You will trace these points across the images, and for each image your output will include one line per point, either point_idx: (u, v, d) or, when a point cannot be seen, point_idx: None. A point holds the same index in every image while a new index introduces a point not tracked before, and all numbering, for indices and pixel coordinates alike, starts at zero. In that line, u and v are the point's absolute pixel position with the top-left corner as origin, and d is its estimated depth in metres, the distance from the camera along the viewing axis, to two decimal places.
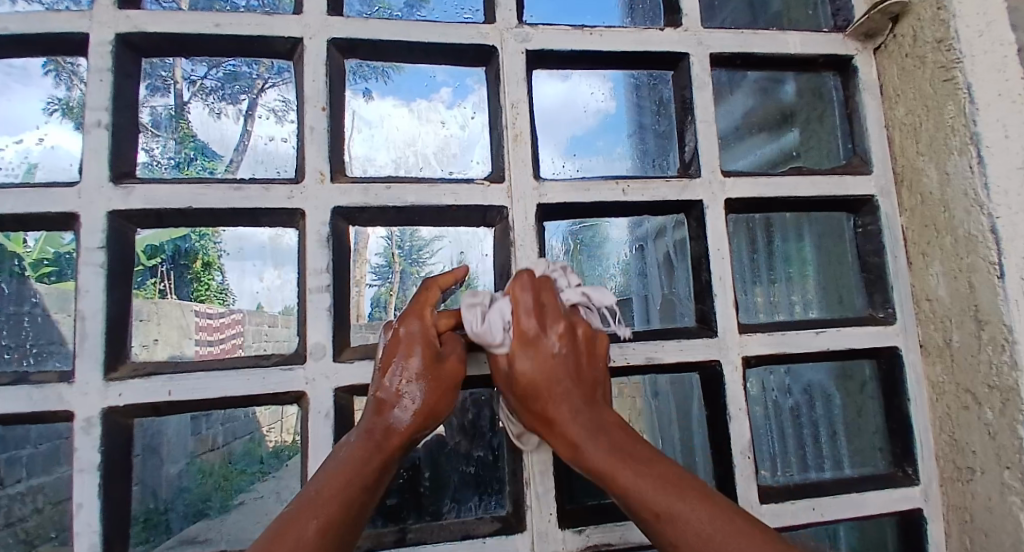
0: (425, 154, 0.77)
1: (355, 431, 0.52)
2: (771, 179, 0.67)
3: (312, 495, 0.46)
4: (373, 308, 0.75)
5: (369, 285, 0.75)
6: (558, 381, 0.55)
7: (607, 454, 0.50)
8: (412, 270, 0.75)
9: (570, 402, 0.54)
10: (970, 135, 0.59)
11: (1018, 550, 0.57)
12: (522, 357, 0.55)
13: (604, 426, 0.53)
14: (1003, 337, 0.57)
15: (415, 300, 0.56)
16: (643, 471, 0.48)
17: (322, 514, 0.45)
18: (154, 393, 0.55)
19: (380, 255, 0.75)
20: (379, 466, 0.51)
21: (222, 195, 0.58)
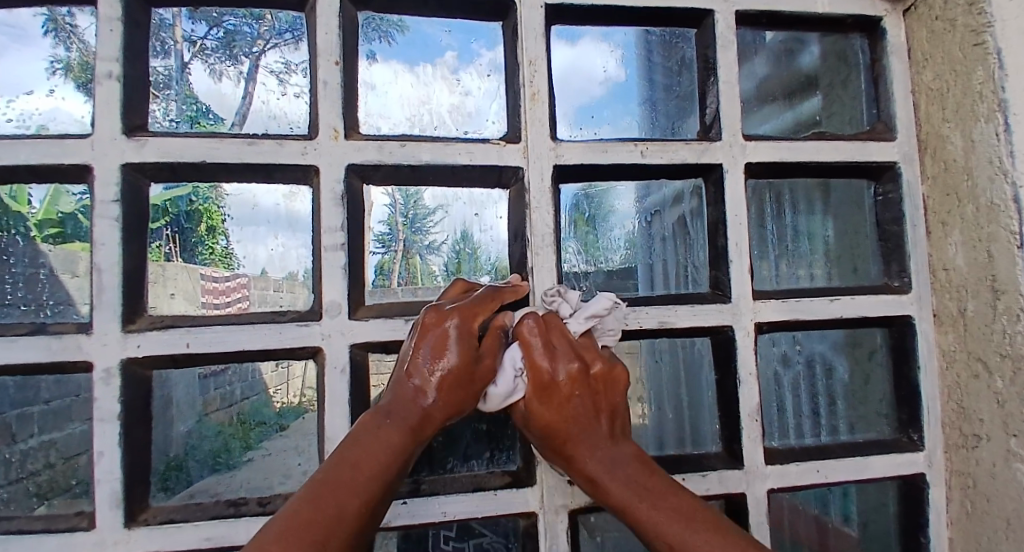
0: (440, 112, 0.70)
1: (388, 412, 0.52)
2: (793, 144, 0.66)
3: (348, 467, 0.47)
4: (377, 277, 0.68)
5: (372, 251, 0.68)
6: (571, 418, 0.55)
7: (629, 489, 0.53)
8: (415, 238, 0.72)
9: (591, 440, 0.56)
10: (998, 101, 0.58)
11: (1019, 514, 0.59)
12: (535, 401, 0.56)
13: (624, 459, 0.55)
14: (1019, 306, 0.57)
15: (472, 302, 0.54)
16: (659, 504, 0.51)
17: (361, 493, 0.46)
18: (172, 345, 0.56)
19: (384, 222, 0.69)
20: (411, 450, 0.51)
21: (236, 149, 0.58)
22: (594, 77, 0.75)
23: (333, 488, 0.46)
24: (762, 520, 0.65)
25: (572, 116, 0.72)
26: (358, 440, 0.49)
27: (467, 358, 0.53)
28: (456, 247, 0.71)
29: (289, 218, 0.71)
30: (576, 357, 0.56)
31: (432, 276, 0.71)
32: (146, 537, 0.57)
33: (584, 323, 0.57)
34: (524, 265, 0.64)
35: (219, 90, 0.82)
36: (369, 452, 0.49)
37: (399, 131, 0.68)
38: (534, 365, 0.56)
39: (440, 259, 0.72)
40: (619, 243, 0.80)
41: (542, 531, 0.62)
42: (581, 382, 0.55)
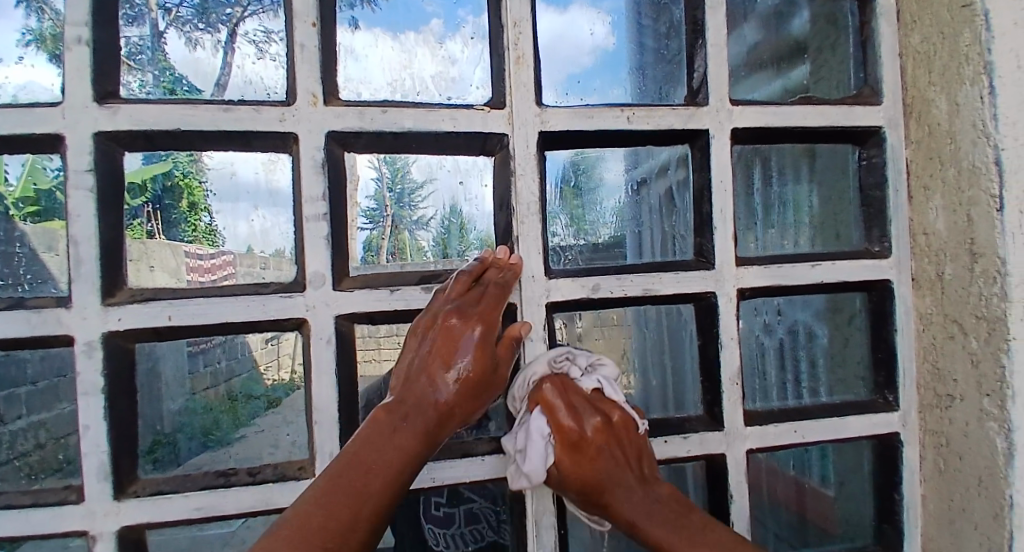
0: (422, 77, 0.69)
1: (406, 413, 0.54)
2: (779, 109, 0.66)
3: (363, 471, 0.48)
4: (366, 252, 0.68)
5: (361, 228, 0.68)
6: (601, 471, 0.58)
7: (666, 531, 0.56)
8: (403, 214, 0.72)
9: (622, 486, 0.58)
10: (984, 64, 0.58)
11: (990, 470, 0.61)
12: (565, 462, 0.58)
13: (656, 502, 0.58)
14: (996, 269, 0.58)
15: (481, 303, 0.56)
16: (699, 543, 0.54)
17: (375, 500, 0.47)
18: (154, 318, 0.56)
19: (371, 197, 0.70)
20: (428, 449, 0.54)
21: (213, 116, 0.56)
22: (579, 44, 0.73)
23: (348, 494, 0.46)
24: (741, 479, 0.67)
25: (558, 83, 0.71)
26: (371, 445, 0.50)
27: (474, 358, 0.56)
28: (446, 222, 0.72)
29: (269, 188, 0.70)
30: (593, 415, 0.59)
31: (421, 251, 0.72)
32: (137, 507, 0.57)
33: (595, 381, 0.62)
34: (509, 235, 0.63)
35: (194, 57, 0.74)
36: (383, 459, 0.50)
37: (380, 97, 0.67)
38: (557, 422, 0.58)
39: (428, 235, 0.73)
40: (607, 215, 0.79)
41: (528, 495, 0.63)
42: (604, 435, 0.58)
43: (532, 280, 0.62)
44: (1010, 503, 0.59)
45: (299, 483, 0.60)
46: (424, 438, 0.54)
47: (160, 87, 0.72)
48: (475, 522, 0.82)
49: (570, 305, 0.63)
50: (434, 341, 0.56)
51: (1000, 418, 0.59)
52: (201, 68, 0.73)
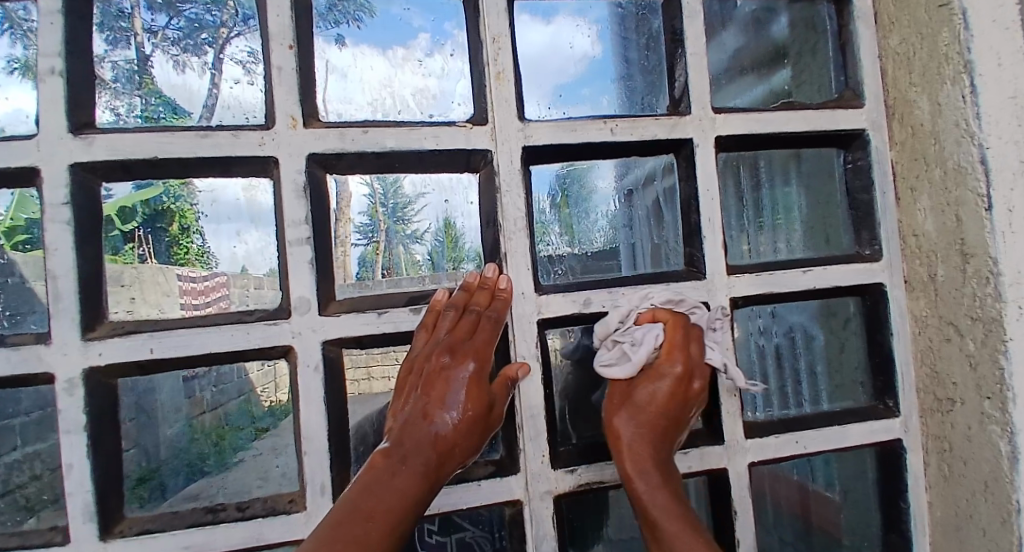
0: (404, 96, 0.67)
1: (407, 457, 0.56)
2: (763, 115, 0.66)
3: (365, 514, 0.50)
4: (360, 268, 0.68)
5: (353, 244, 0.68)
6: (665, 419, 0.62)
7: (662, 506, 0.58)
8: (398, 228, 0.70)
9: (662, 445, 0.61)
10: (964, 64, 0.57)
11: (996, 475, 0.60)
12: (648, 390, 0.64)
13: (664, 469, 0.60)
14: (989, 269, 0.57)
15: (466, 342, 0.59)
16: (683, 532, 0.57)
17: (374, 544, 0.49)
18: (136, 351, 0.54)
19: (364, 213, 0.68)
20: (431, 491, 0.55)
21: (191, 143, 0.55)
22: (569, 53, 0.73)
23: (349, 544, 0.48)
24: (743, 493, 0.65)
25: (543, 95, 0.70)
26: (370, 491, 0.51)
27: (465, 392, 0.59)
28: (441, 236, 0.68)
29: (250, 212, 0.70)
30: (695, 374, 0.64)
31: (415, 266, 0.70)
32: (123, 548, 0.56)
33: (720, 362, 0.64)
34: (497, 252, 0.62)
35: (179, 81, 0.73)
36: (383, 502, 0.51)
37: (361, 116, 0.66)
38: (673, 352, 0.64)
39: (423, 248, 0.69)
40: (601, 223, 0.77)
41: (527, 517, 0.62)
42: (682, 396, 0.64)
43: (523, 297, 0.61)
44: (1017, 508, 0.58)
45: (291, 517, 0.58)
46: (425, 477, 0.55)
47: (145, 114, 0.70)
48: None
49: (562, 321, 0.62)
50: (426, 380, 0.60)
51: (1003, 421, 0.58)
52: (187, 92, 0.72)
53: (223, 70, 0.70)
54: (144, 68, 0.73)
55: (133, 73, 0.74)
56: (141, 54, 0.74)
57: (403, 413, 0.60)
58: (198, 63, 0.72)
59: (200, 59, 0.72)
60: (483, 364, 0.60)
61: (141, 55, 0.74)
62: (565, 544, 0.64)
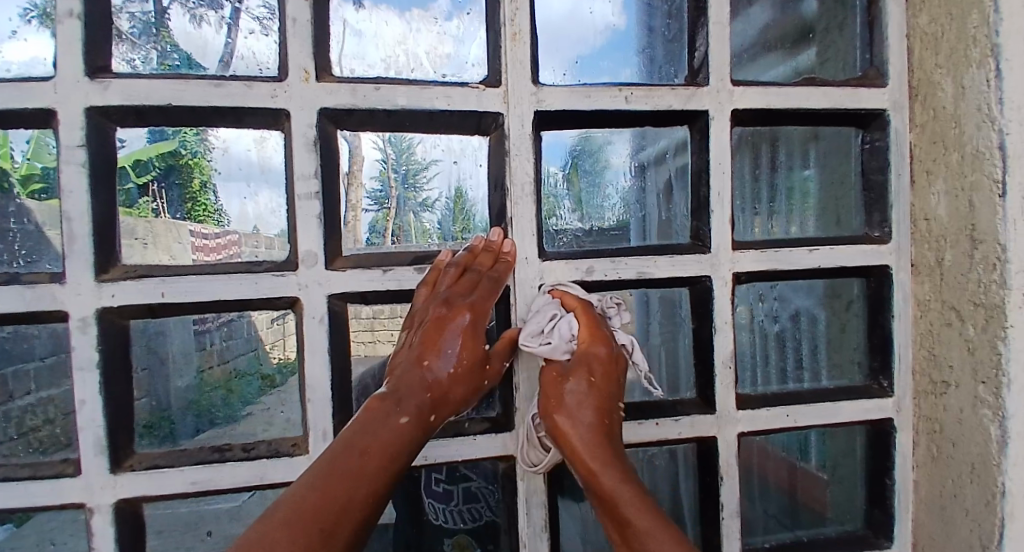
0: (417, 53, 0.67)
1: (401, 399, 0.55)
2: (782, 88, 0.64)
3: (360, 450, 0.50)
4: (371, 234, 0.70)
5: (364, 210, 0.69)
6: (603, 401, 0.59)
7: (617, 483, 0.55)
8: (408, 195, 0.72)
9: (586, 429, 0.57)
10: (991, 44, 0.56)
11: (983, 460, 0.61)
12: (573, 383, 0.59)
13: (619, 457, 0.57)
14: (996, 256, 0.57)
15: (463, 287, 0.59)
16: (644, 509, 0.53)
17: (369, 479, 0.49)
18: (148, 295, 0.56)
19: (375, 178, 0.69)
20: (423, 434, 0.55)
21: (203, 91, 0.56)
22: (590, 22, 0.71)
23: (343, 478, 0.47)
24: (731, 462, 0.67)
25: (559, 63, 0.68)
26: (367, 429, 0.51)
27: (459, 343, 0.59)
28: (452, 204, 0.70)
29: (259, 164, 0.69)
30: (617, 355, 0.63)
31: (426, 234, 0.72)
32: (133, 480, 0.59)
33: (626, 341, 0.67)
34: (503, 216, 0.63)
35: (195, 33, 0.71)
36: (380, 439, 0.51)
37: (374, 73, 0.65)
38: (594, 335, 0.61)
39: (434, 216, 0.71)
40: (614, 200, 0.77)
41: (519, 472, 0.64)
42: (613, 376, 0.61)
43: (526, 262, 0.62)
44: (1001, 492, 0.59)
45: (293, 459, 0.61)
46: (418, 421, 0.55)
47: (162, 65, 0.69)
48: (473, 502, 0.82)
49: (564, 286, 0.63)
50: (425, 333, 0.59)
51: (995, 406, 0.59)
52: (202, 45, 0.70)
53: (240, 24, 0.70)
54: (161, 21, 0.71)
55: (149, 26, 0.71)
56: (157, 7, 0.71)
57: (398, 362, 0.60)
58: (216, 18, 0.71)
59: (216, 12, 0.71)
60: (477, 311, 0.59)
61: (159, 8, 0.71)
62: (553, 501, 0.66)
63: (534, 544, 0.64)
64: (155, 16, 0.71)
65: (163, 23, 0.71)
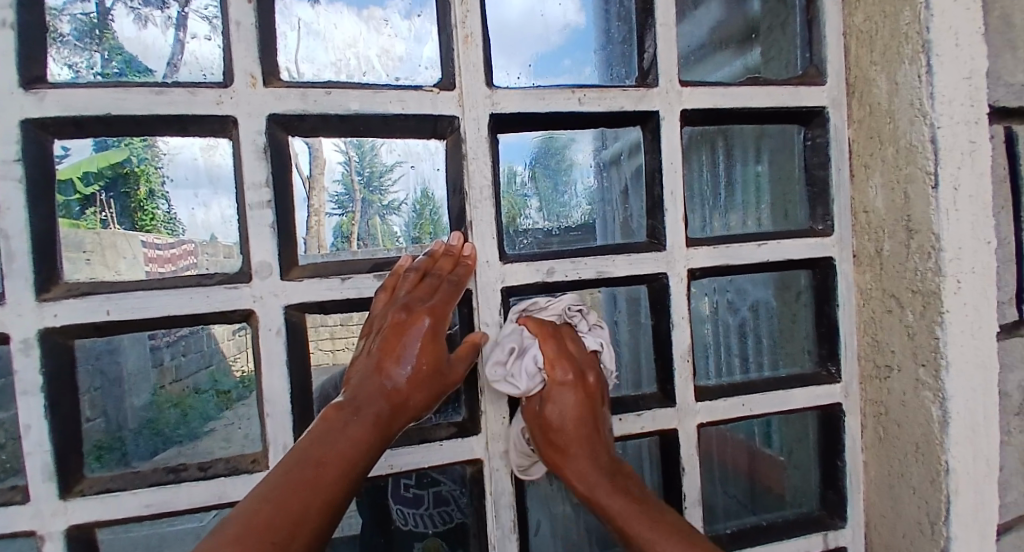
0: (368, 57, 0.64)
1: (358, 407, 0.53)
2: (728, 89, 0.67)
3: (312, 460, 0.48)
4: (336, 240, 0.65)
5: (328, 214, 0.65)
6: (587, 426, 0.63)
7: (617, 503, 0.60)
8: (373, 199, 0.66)
9: (580, 455, 0.62)
10: (923, 43, 0.60)
11: (926, 438, 0.65)
12: (554, 410, 0.62)
13: (612, 470, 0.63)
14: (931, 245, 0.61)
15: (423, 292, 0.57)
16: (643, 520, 0.58)
17: (325, 491, 0.47)
18: (93, 313, 0.54)
19: (339, 182, 0.64)
20: (381, 442, 0.53)
21: (145, 100, 0.54)
22: (550, 23, 0.71)
23: (297, 489, 0.46)
24: (691, 453, 0.69)
25: (512, 66, 0.68)
26: (321, 439, 0.49)
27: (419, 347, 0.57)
28: (417, 206, 0.68)
29: (207, 175, 0.65)
30: (589, 370, 0.65)
31: (391, 237, 0.68)
32: (86, 506, 0.56)
33: (596, 344, 0.67)
34: (462, 220, 0.63)
35: (143, 37, 0.65)
36: (335, 450, 0.49)
37: (323, 76, 0.62)
38: (557, 362, 0.63)
39: (400, 219, 0.68)
40: (580, 199, 0.75)
41: (487, 474, 0.64)
42: (592, 394, 0.64)
43: (486, 265, 0.62)
44: (945, 469, 0.63)
45: (253, 477, 0.60)
46: (377, 429, 0.53)
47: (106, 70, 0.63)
48: (443, 505, 0.78)
49: (524, 288, 0.64)
50: (383, 339, 0.56)
51: (935, 387, 0.63)
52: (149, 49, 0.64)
53: (187, 25, 0.64)
54: (104, 22, 0.63)
55: (92, 27, 0.63)
56: (101, 8, 0.64)
57: (356, 369, 0.57)
58: (161, 18, 0.64)
59: (164, 12, 0.65)
60: (438, 314, 0.58)
61: (101, 9, 0.64)
62: (522, 500, 0.67)
63: (503, 544, 0.65)
64: (97, 18, 0.64)
65: (106, 23, 0.64)
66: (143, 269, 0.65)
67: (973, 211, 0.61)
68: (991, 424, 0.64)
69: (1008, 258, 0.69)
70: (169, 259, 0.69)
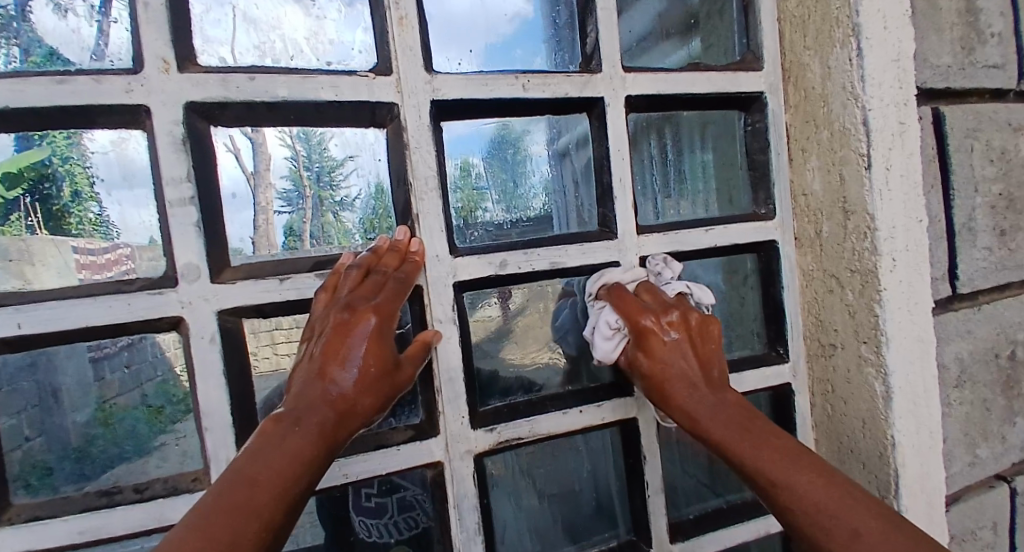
0: (295, 39, 0.60)
1: (298, 419, 0.49)
2: (670, 76, 0.67)
3: (244, 480, 0.43)
4: (286, 238, 0.61)
5: (276, 211, 0.60)
6: (691, 361, 0.58)
7: (726, 429, 0.53)
8: (323, 196, 0.62)
9: (686, 385, 0.58)
10: (852, 26, 0.61)
11: (871, 412, 0.67)
12: (643, 356, 0.60)
13: (722, 400, 0.56)
14: (867, 225, 0.63)
15: (367, 289, 0.54)
16: (760, 444, 0.51)
17: (261, 512, 0.42)
18: (0, 328, 0.49)
19: (286, 176, 0.60)
20: (325, 454, 0.49)
21: (45, 90, 0.49)
22: (495, 7, 0.68)
23: (226, 513, 0.41)
24: (652, 439, 0.71)
25: (454, 52, 0.65)
26: (254, 457, 0.45)
27: (366, 349, 0.53)
28: (372, 201, 0.63)
29: (120, 167, 0.56)
30: (686, 310, 0.60)
31: (345, 234, 0.63)
32: (6, 540, 0.52)
33: (681, 286, 0.64)
34: (408, 214, 0.60)
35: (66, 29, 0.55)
36: (271, 468, 0.45)
37: (246, 61, 0.58)
38: (634, 311, 0.60)
39: (354, 215, 0.63)
40: (537, 190, 0.71)
41: (448, 475, 0.63)
42: (696, 332, 0.59)
43: (436, 260, 0.60)
44: (892, 443, 0.66)
45: (194, 495, 0.56)
46: (321, 440, 0.49)
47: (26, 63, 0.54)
48: (410, 510, 0.72)
49: (476, 282, 0.62)
50: (325, 343, 0.52)
51: (877, 363, 0.65)
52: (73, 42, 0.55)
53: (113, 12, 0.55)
54: (21, 13, 0.54)
55: (9, 21, 0.54)
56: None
57: (297, 376, 0.52)
58: (83, 6, 0.55)
59: (87, 1, 0.56)
60: (385, 311, 0.54)
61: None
62: (485, 500, 0.65)
63: (469, 546, 0.64)
64: (16, 10, 0.55)
65: (23, 15, 0.54)
66: (76, 278, 0.55)
67: (904, 190, 0.64)
68: (929, 395, 0.68)
69: (939, 235, 0.72)
70: (105, 265, 0.56)
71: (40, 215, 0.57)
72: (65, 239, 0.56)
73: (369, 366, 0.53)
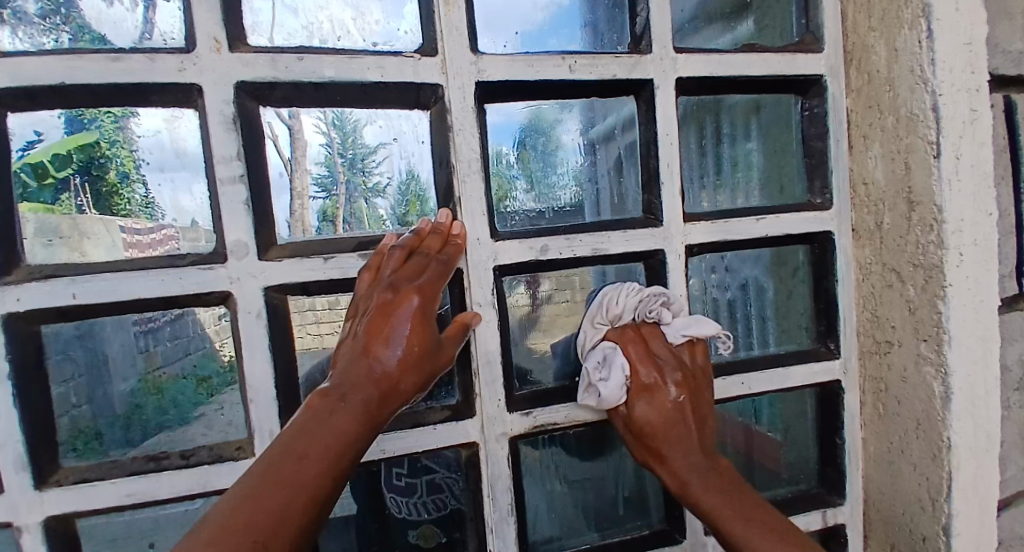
0: (342, 20, 0.59)
1: (342, 395, 0.49)
2: (724, 58, 0.64)
3: (291, 453, 0.44)
4: (321, 224, 0.60)
5: (311, 196, 0.59)
6: (682, 419, 0.61)
7: (717, 498, 0.57)
8: (360, 182, 0.61)
9: (684, 443, 0.60)
10: (923, 6, 0.58)
11: (929, 413, 0.64)
12: (644, 408, 0.61)
13: (713, 467, 0.60)
14: (933, 217, 0.60)
15: (411, 271, 0.54)
16: (749, 521, 0.55)
17: (309, 486, 0.43)
18: (57, 297, 0.51)
19: (321, 163, 0.59)
20: (369, 432, 0.49)
21: (101, 67, 0.50)
22: None
23: (276, 485, 0.42)
24: None
25: (499, 35, 0.63)
26: (302, 431, 0.45)
27: (409, 329, 0.52)
28: (405, 188, 0.62)
29: (172, 148, 0.57)
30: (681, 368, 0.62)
31: (380, 222, 0.62)
32: (59, 499, 0.54)
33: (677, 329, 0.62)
34: (450, 196, 0.60)
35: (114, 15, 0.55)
36: (319, 443, 0.45)
37: (294, 42, 0.58)
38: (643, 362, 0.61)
39: (387, 201, 0.62)
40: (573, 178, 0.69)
41: (483, 458, 0.63)
42: (693, 390, 0.62)
43: (477, 243, 0.60)
44: (948, 446, 0.63)
45: (237, 464, 0.57)
46: (365, 418, 0.49)
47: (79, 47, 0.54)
48: (438, 492, 0.71)
49: (518, 266, 0.61)
50: (370, 322, 0.52)
51: (938, 362, 0.62)
52: (122, 29, 0.55)
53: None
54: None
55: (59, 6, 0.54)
56: None
57: (342, 353, 0.53)
58: None
59: None
60: (428, 292, 0.53)
61: None
62: (519, 484, 0.65)
63: (501, 526, 0.64)
64: None
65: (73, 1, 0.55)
66: (123, 255, 0.55)
67: (974, 181, 0.60)
68: (991, 396, 0.64)
69: (1008, 230, 0.68)
70: (152, 243, 0.56)
71: (90, 194, 0.56)
72: (115, 218, 0.55)
73: (411, 346, 0.52)
